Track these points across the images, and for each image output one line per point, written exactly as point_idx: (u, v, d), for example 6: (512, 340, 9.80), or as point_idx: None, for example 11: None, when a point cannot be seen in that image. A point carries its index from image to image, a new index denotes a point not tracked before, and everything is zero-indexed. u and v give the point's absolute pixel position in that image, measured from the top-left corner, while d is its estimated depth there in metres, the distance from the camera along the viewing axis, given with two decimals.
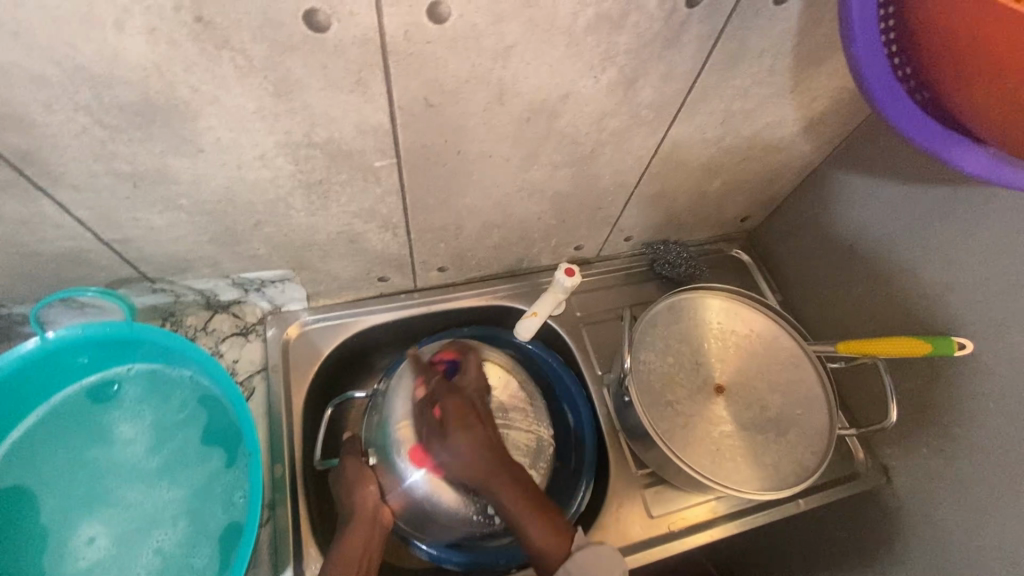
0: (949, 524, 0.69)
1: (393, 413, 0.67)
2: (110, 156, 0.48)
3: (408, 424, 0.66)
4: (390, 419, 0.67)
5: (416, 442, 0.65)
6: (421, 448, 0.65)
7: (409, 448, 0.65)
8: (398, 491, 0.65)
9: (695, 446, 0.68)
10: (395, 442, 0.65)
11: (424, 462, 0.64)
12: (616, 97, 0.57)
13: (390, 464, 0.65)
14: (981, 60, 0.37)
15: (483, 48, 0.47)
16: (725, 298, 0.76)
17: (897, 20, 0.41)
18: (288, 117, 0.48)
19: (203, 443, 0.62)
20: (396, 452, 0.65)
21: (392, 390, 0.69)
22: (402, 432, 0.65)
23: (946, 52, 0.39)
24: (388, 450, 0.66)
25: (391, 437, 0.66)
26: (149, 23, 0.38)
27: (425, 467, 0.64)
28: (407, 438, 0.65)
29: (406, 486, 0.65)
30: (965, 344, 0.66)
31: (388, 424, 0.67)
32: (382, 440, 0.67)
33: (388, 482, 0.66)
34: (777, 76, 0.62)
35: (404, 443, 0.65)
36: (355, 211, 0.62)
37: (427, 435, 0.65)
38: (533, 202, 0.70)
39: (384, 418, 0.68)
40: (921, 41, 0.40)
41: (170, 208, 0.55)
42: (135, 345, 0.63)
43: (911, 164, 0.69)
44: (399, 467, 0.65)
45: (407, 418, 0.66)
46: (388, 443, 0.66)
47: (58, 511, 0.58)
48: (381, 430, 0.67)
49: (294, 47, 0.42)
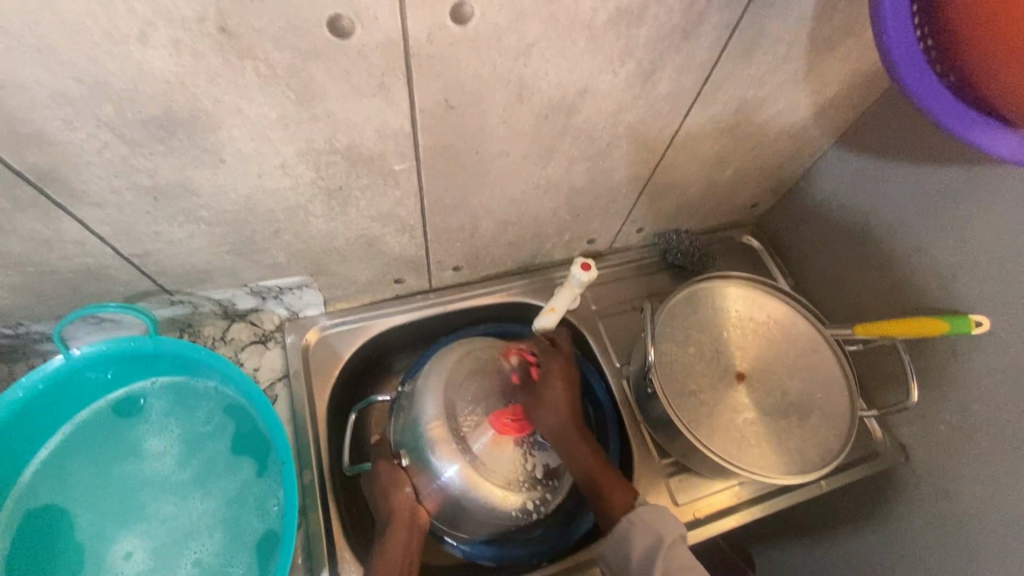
0: (970, 499, 0.70)
1: (424, 413, 0.67)
2: (132, 171, 0.47)
3: (440, 422, 0.66)
4: (420, 419, 0.67)
5: (449, 441, 0.65)
6: (456, 446, 0.65)
7: (444, 447, 0.65)
8: (433, 491, 0.66)
9: (720, 434, 0.68)
10: (428, 442, 0.66)
11: (458, 460, 0.65)
12: (633, 90, 0.57)
13: (424, 465, 0.66)
14: None
15: (504, 47, 0.47)
16: (742, 285, 0.76)
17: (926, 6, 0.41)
18: (309, 124, 0.48)
19: (233, 452, 0.62)
20: (429, 451, 0.65)
21: (420, 392, 0.69)
22: (435, 432, 0.66)
23: None
24: (421, 451, 0.66)
25: (423, 437, 0.66)
26: (174, 35, 0.38)
27: (459, 462, 0.65)
28: (440, 438, 0.65)
29: (441, 485, 0.65)
30: (982, 321, 0.66)
31: (418, 424, 0.67)
32: (413, 441, 0.67)
33: (422, 483, 0.66)
34: (791, 63, 0.62)
35: (438, 442, 0.65)
36: (373, 215, 0.62)
37: (459, 433, 0.66)
38: (548, 198, 0.70)
39: (414, 418, 0.68)
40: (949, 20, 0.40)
41: (190, 220, 0.55)
42: (160, 358, 0.62)
43: (921, 145, 0.69)
44: (434, 466, 0.65)
45: (438, 417, 0.66)
46: (421, 443, 0.66)
47: (93, 527, 0.58)
48: (412, 431, 0.68)
49: (318, 54, 0.42)
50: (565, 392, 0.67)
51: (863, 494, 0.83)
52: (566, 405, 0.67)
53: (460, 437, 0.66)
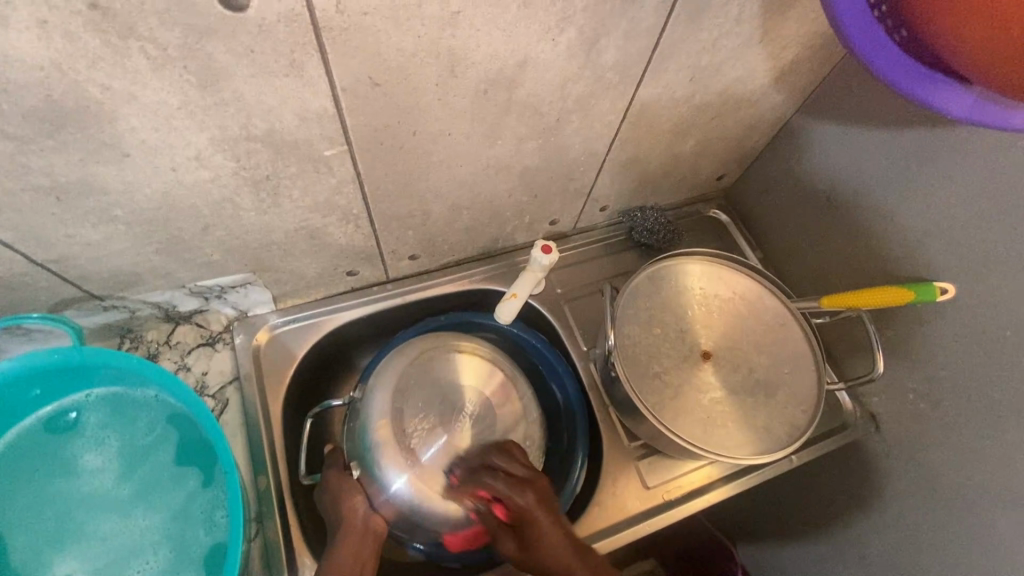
0: (939, 467, 0.70)
1: (370, 418, 0.65)
2: (24, 170, 0.43)
3: (386, 426, 0.64)
4: (366, 425, 0.64)
5: (394, 447, 0.63)
6: (402, 453, 0.63)
7: (389, 453, 0.63)
8: (383, 500, 0.63)
9: (685, 417, 0.67)
10: (373, 449, 0.63)
11: (404, 467, 0.62)
12: (578, 60, 0.53)
13: (372, 474, 0.63)
14: None
15: (426, 16, 0.43)
16: (706, 262, 0.74)
17: None
18: (219, 110, 0.44)
19: (177, 464, 0.59)
20: (375, 461, 0.63)
21: (367, 398, 0.66)
22: (381, 437, 0.63)
23: None
24: (367, 459, 0.63)
25: (369, 443, 0.63)
26: (37, 15, 0.34)
27: (405, 471, 0.62)
28: (386, 443, 0.63)
29: (388, 494, 0.62)
30: (946, 288, 0.65)
31: (364, 429, 0.64)
32: (360, 449, 0.64)
33: (371, 492, 0.63)
34: (746, 25, 0.59)
35: (383, 448, 0.63)
36: (310, 205, 0.58)
37: (407, 440, 0.64)
38: (501, 179, 0.67)
39: (359, 424, 0.65)
40: None
41: (104, 220, 0.51)
42: (92, 370, 0.58)
43: (885, 108, 0.67)
44: (380, 474, 0.63)
45: (384, 420, 0.64)
46: (366, 450, 0.63)
47: (26, 552, 0.54)
48: (358, 439, 0.65)
49: (213, 30, 0.38)
50: (557, 532, 0.58)
51: (836, 465, 0.83)
52: (554, 536, 0.58)
53: (407, 445, 0.64)
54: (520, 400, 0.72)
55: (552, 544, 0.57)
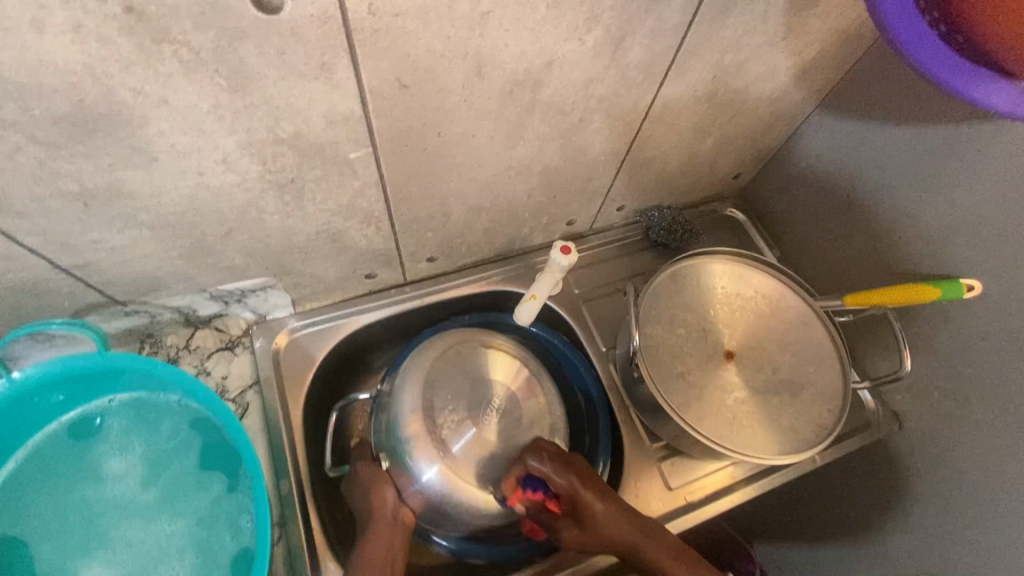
0: (966, 466, 0.69)
1: (401, 410, 0.64)
2: (53, 175, 0.43)
3: (417, 418, 0.63)
4: (396, 417, 0.64)
5: (426, 439, 0.62)
6: (433, 444, 0.62)
7: (420, 445, 0.62)
8: (411, 492, 0.62)
9: (710, 417, 0.66)
10: (405, 440, 0.62)
11: (436, 459, 0.62)
12: (603, 59, 0.53)
13: (402, 466, 0.62)
14: None
15: (455, 17, 0.43)
16: (727, 261, 0.74)
17: None
18: (247, 113, 0.43)
19: (202, 469, 0.59)
20: (406, 453, 0.62)
21: (398, 389, 0.65)
22: (413, 428, 0.62)
23: None
24: (398, 450, 0.62)
25: (401, 435, 0.63)
26: (73, 19, 0.33)
27: (438, 463, 0.61)
28: (418, 434, 0.62)
29: (417, 485, 0.62)
30: (973, 286, 0.64)
31: (394, 421, 0.64)
32: (390, 441, 0.64)
33: (400, 484, 0.63)
34: (770, 22, 0.58)
35: (415, 440, 0.62)
36: (333, 208, 0.58)
37: (438, 433, 0.63)
38: (521, 180, 0.67)
39: (390, 416, 0.64)
40: None
41: (130, 225, 0.50)
42: (115, 375, 0.58)
43: (909, 103, 0.66)
44: (411, 465, 0.62)
45: (416, 412, 0.63)
46: (397, 441, 0.63)
47: (54, 557, 0.54)
48: (389, 431, 0.64)
49: (245, 33, 0.37)
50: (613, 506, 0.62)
51: (858, 465, 0.82)
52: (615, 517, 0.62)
53: (439, 437, 0.63)
54: (545, 397, 0.71)
55: (609, 517, 0.61)
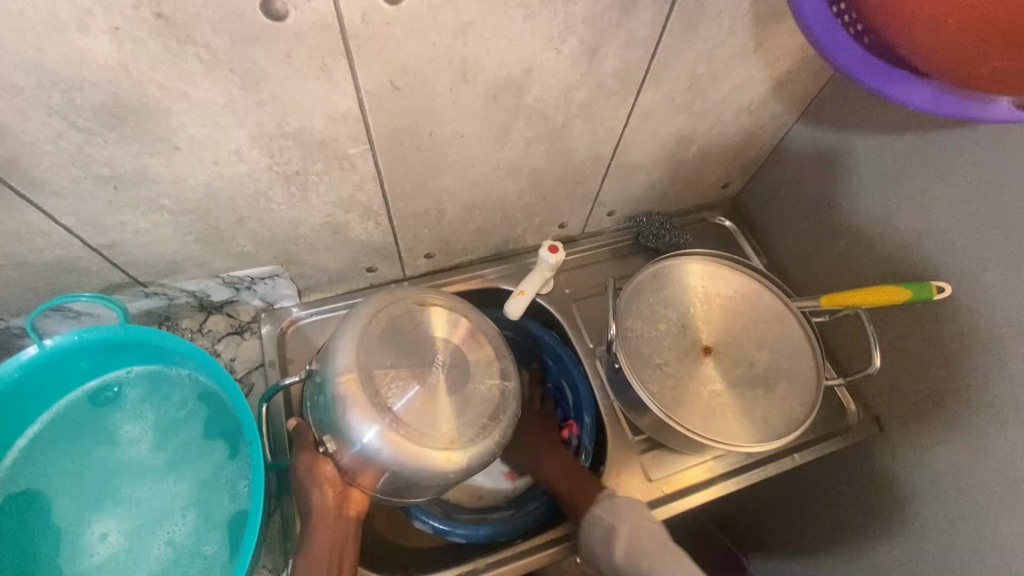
0: (941, 466, 0.71)
1: (332, 373, 0.57)
2: (89, 159, 0.49)
3: (352, 374, 0.57)
4: (330, 377, 0.57)
5: (362, 395, 0.56)
6: (371, 400, 0.56)
7: (357, 402, 0.55)
8: (357, 459, 0.56)
9: (686, 407, 0.69)
10: (339, 399, 0.56)
11: (376, 415, 0.55)
12: (580, 67, 0.58)
13: (344, 435, 0.56)
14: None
15: (440, 26, 0.48)
16: (707, 261, 0.77)
17: None
18: (258, 110, 0.50)
19: (206, 437, 0.64)
20: (346, 419, 0.56)
21: (331, 354, 0.59)
22: (348, 388, 0.56)
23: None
24: (335, 414, 0.56)
25: (336, 399, 0.56)
26: (112, 22, 0.40)
27: (381, 426, 0.55)
28: (353, 390, 0.56)
29: (360, 448, 0.56)
30: (944, 287, 0.67)
31: (328, 382, 0.57)
32: (326, 406, 0.57)
33: (345, 452, 0.57)
34: (739, 36, 0.63)
35: (350, 396, 0.56)
36: (335, 201, 0.64)
37: (377, 391, 0.57)
38: (511, 181, 0.72)
39: (323, 380, 0.58)
40: None
41: (153, 209, 0.57)
42: (134, 348, 0.64)
43: (878, 114, 0.70)
44: (349, 427, 0.56)
45: (349, 373, 0.57)
46: (333, 403, 0.56)
47: (71, 510, 0.60)
48: (324, 396, 0.58)
49: (257, 37, 0.44)
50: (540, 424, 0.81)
51: (840, 467, 0.84)
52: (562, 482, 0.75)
53: (377, 396, 0.56)
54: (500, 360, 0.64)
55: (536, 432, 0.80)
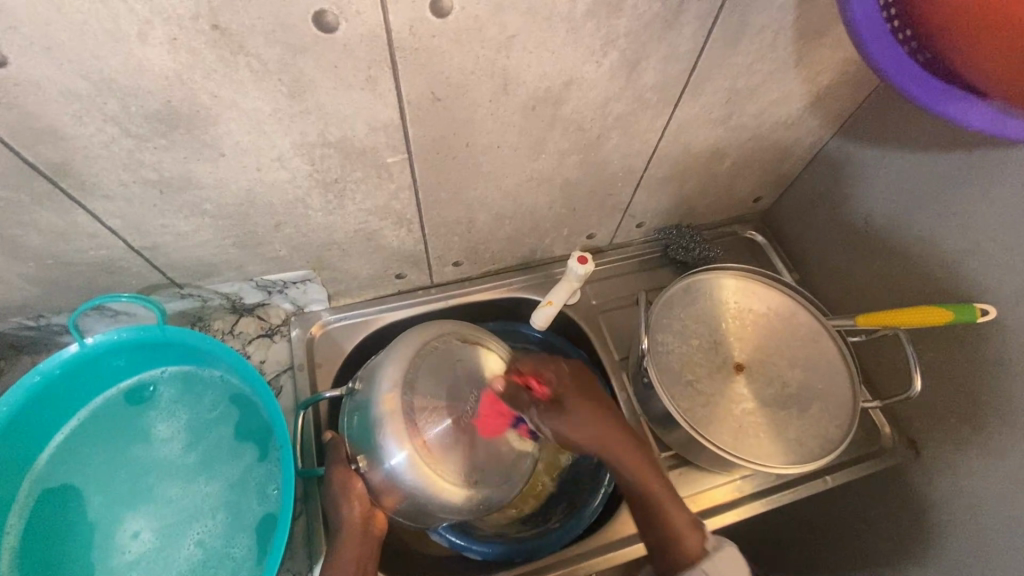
0: (982, 495, 0.68)
1: (375, 393, 0.59)
2: (138, 164, 0.50)
3: (394, 396, 0.58)
4: (373, 396, 0.59)
5: (400, 420, 0.57)
6: (407, 427, 0.57)
7: (393, 427, 0.57)
8: (384, 481, 0.58)
9: (717, 425, 0.68)
10: (377, 421, 0.57)
11: (409, 445, 0.56)
12: (619, 80, 0.58)
13: (377, 456, 0.57)
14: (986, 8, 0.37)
15: (485, 39, 0.49)
16: (740, 276, 0.76)
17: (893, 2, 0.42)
18: (303, 118, 0.50)
19: (236, 439, 0.65)
20: (379, 440, 0.57)
21: (377, 373, 0.60)
22: (387, 409, 0.57)
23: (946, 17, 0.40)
24: (371, 433, 0.58)
25: (374, 419, 0.58)
26: (170, 33, 0.41)
27: (412, 453, 0.56)
28: (391, 415, 0.57)
29: (387, 472, 0.57)
30: (988, 310, 0.64)
31: (371, 400, 0.59)
32: (365, 424, 0.59)
33: (374, 472, 0.58)
34: (781, 51, 0.62)
35: (387, 421, 0.57)
36: (371, 209, 0.64)
37: (413, 418, 0.58)
38: (543, 191, 0.72)
39: (366, 398, 0.60)
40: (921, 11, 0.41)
41: (195, 213, 0.58)
42: (168, 348, 0.65)
43: (920, 131, 0.68)
44: (381, 448, 0.57)
45: (392, 395, 0.58)
46: (371, 423, 0.58)
47: (103, 507, 0.60)
48: (364, 413, 0.59)
49: (306, 48, 0.44)
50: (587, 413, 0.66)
51: (871, 490, 0.82)
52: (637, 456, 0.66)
53: (414, 421, 0.57)
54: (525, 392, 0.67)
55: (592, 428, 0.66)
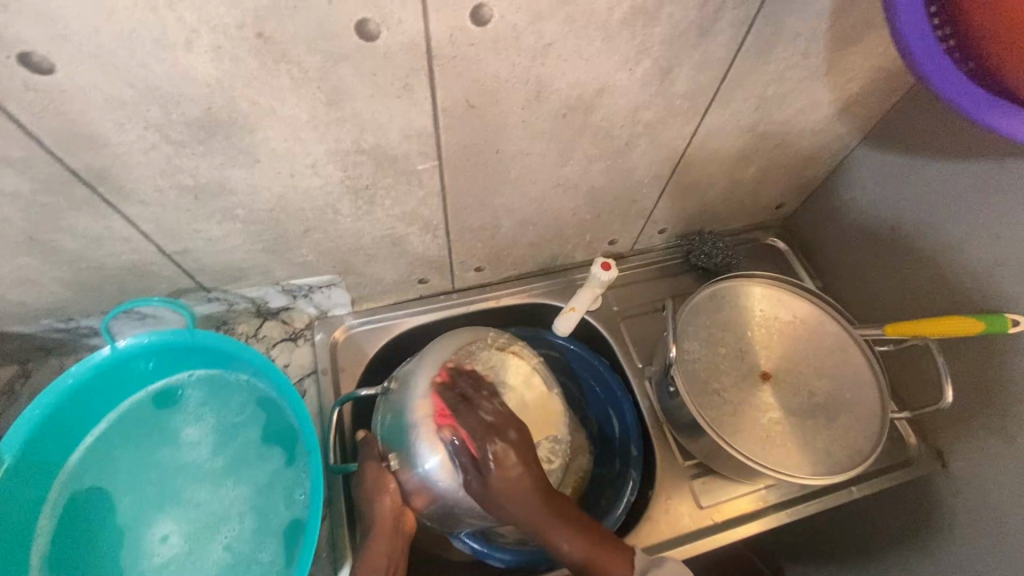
0: (1014, 508, 0.67)
1: (411, 395, 0.60)
2: (175, 170, 0.51)
3: (428, 401, 0.59)
4: (408, 400, 0.60)
5: (434, 424, 0.58)
6: (439, 433, 0.58)
7: (427, 431, 0.58)
8: (415, 483, 0.59)
9: (744, 434, 0.67)
10: (413, 425, 0.59)
11: (442, 449, 0.57)
12: (651, 88, 0.58)
13: (410, 457, 0.59)
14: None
15: (522, 47, 0.49)
16: (766, 284, 0.76)
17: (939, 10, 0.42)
18: (338, 125, 0.50)
19: (263, 443, 0.65)
20: (414, 441, 0.58)
21: (412, 375, 0.62)
22: (421, 413, 0.59)
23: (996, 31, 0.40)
24: (405, 436, 0.59)
25: (410, 421, 0.59)
26: (215, 42, 0.41)
27: (444, 455, 0.57)
28: (425, 419, 0.59)
29: (420, 474, 0.59)
30: (1020, 321, 0.63)
31: (406, 404, 0.61)
32: (399, 426, 0.61)
33: (406, 473, 0.60)
34: (812, 59, 0.62)
35: (422, 425, 0.58)
36: (399, 214, 0.64)
37: (448, 422, 0.59)
38: (569, 198, 0.71)
39: (402, 402, 0.61)
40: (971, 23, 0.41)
41: (227, 218, 0.58)
42: (196, 352, 0.66)
43: (950, 140, 0.67)
44: (416, 451, 0.58)
45: (427, 399, 0.59)
46: (406, 426, 0.60)
47: (133, 510, 0.61)
48: (399, 416, 0.61)
49: (346, 56, 0.45)
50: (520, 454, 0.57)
51: (896, 501, 0.80)
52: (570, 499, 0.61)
53: (447, 424, 0.59)
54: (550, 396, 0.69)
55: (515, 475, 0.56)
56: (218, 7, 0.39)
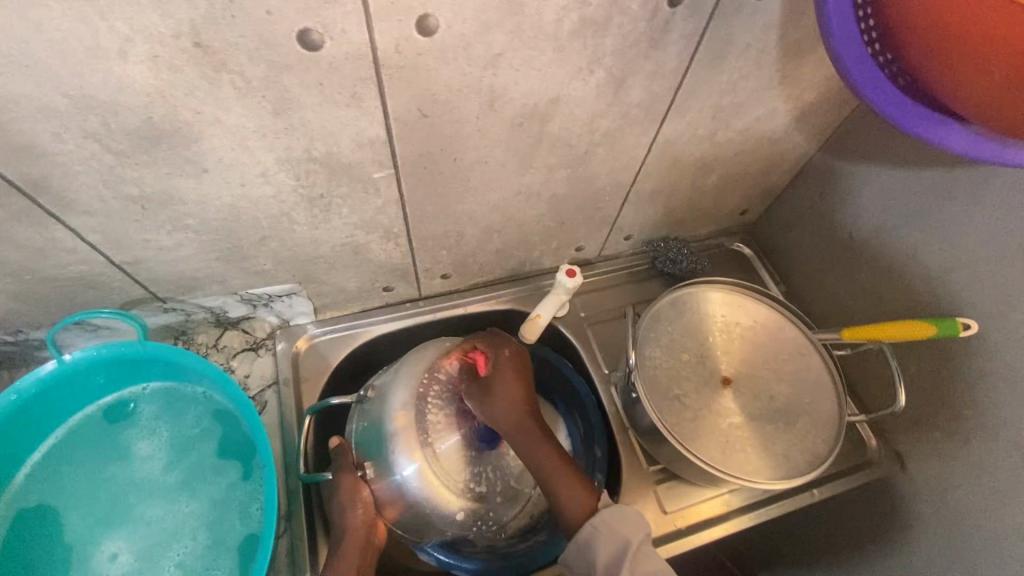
0: (967, 508, 0.69)
1: (389, 406, 0.61)
2: (120, 180, 0.50)
3: (406, 413, 0.60)
4: (386, 411, 0.61)
5: (412, 433, 0.59)
6: (419, 441, 0.59)
7: (407, 440, 0.59)
8: (390, 493, 0.60)
9: (705, 439, 0.68)
10: (390, 435, 0.60)
11: (419, 457, 0.59)
12: (606, 98, 0.58)
13: (386, 466, 0.60)
14: (943, 56, 0.39)
15: (471, 57, 0.49)
16: (727, 290, 0.76)
17: (876, 24, 0.43)
18: (288, 134, 0.50)
19: (219, 457, 0.64)
20: (390, 450, 0.59)
21: (389, 387, 0.63)
22: (399, 423, 0.60)
23: (918, 52, 0.41)
24: (383, 445, 0.60)
25: (387, 431, 0.60)
26: (151, 50, 0.40)
27: (420, 463, 0.58)
28: (404, 429, 0.60)
29: (396, 483, 0.59)
30: (969, 325, 0.65)
31: (383, 416, 0.61)
32: (376, 435, 0.61)
33: (381, 482, 0.60)
34: (765, 69, 0.63)
35: (400, 435, 0.59)
36: (357, 222, 0.64)
37: (426, 432, 0.60)
38: (531, 205, 0.72)
39: (379, 412, 0.62)
40: (901, 43, 0.42)
41: (178, 228, 0.57)
42: (150, 364, 0.64)
43: (901, 148, 0.69)
44: (392, 460, 0.59)
45: (405, 410, 0.61)
46: (383, 435, 0.61)
47: (82, 528, 0.59)
48: (376, 426, 0.62)
49: (290, 66, 0.44)
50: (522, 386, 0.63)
51: (857, 502, 0.82)
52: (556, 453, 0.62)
53: (425, 434, 0.60)
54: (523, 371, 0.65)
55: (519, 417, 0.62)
56: (151, 15, 0.38)
